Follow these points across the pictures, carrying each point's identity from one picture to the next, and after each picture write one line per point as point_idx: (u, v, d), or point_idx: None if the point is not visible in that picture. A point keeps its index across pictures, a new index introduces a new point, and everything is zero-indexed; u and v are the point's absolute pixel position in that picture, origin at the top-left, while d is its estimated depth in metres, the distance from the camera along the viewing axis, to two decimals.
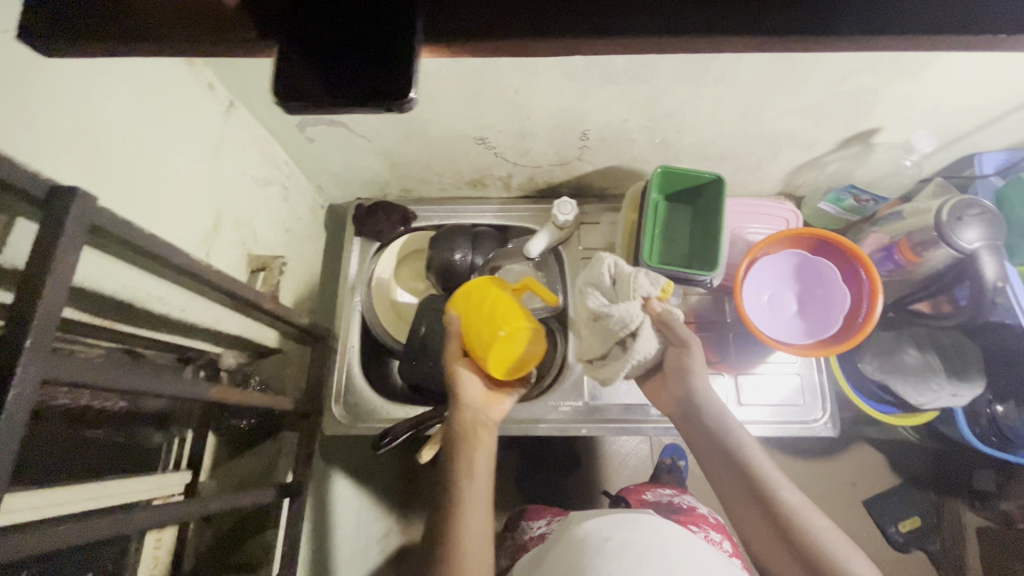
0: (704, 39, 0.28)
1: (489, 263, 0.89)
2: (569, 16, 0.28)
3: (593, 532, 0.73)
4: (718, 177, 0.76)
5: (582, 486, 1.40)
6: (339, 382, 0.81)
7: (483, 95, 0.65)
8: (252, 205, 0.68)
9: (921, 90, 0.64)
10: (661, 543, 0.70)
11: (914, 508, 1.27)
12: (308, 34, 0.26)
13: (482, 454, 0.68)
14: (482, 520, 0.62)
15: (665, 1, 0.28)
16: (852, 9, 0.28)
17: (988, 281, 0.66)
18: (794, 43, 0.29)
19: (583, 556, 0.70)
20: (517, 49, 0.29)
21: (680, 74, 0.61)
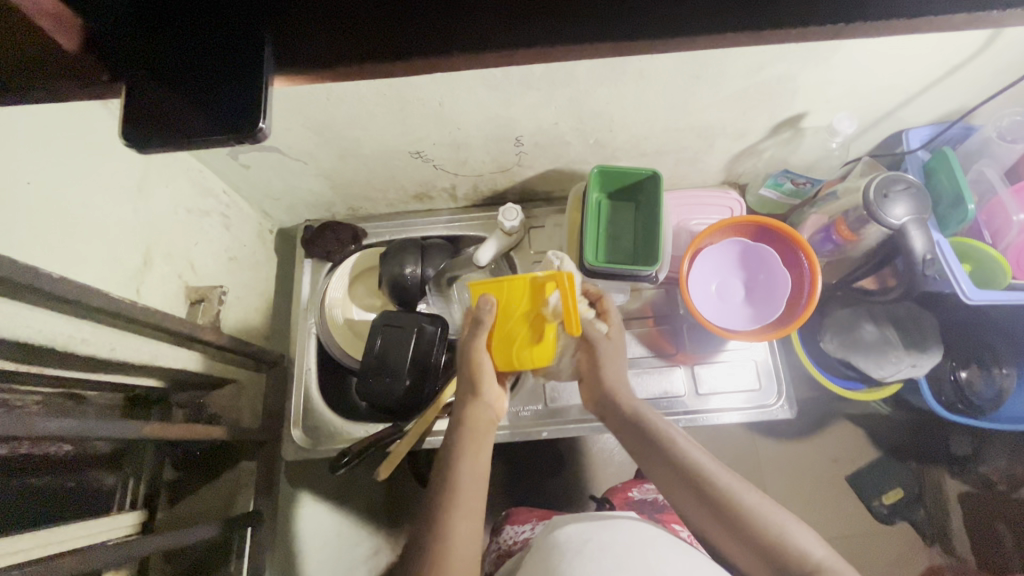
0: (562, 47, 0.29)
1: (445, 273, 0.87)
2: (427, 34, 0.28)
3: (574, 535, 0.73)
4: (655, 172, 0.77)
5: (567, 489, 1.40)
6: (297, 407, 0.81)
7: (408, 109, 0.65)
8: (188, 237, 0.68)
9: (836, 72, 0.65)
10: (639, 544, 0.70)
11: (895, 480, 1.28)
12: (160, 67, 0.27)
13: (479, 447, 0.63)
14: (473, 519, 0.58)
15: (521, 13, 0.28)
16: (702, 5, 0.28)
17: (918, 254, 0.67)
18: (654, 45, 0.30)
19: (561, 558, 0.69)
20: (382, 70, 0.29)
21: (598, 74, 0.62)
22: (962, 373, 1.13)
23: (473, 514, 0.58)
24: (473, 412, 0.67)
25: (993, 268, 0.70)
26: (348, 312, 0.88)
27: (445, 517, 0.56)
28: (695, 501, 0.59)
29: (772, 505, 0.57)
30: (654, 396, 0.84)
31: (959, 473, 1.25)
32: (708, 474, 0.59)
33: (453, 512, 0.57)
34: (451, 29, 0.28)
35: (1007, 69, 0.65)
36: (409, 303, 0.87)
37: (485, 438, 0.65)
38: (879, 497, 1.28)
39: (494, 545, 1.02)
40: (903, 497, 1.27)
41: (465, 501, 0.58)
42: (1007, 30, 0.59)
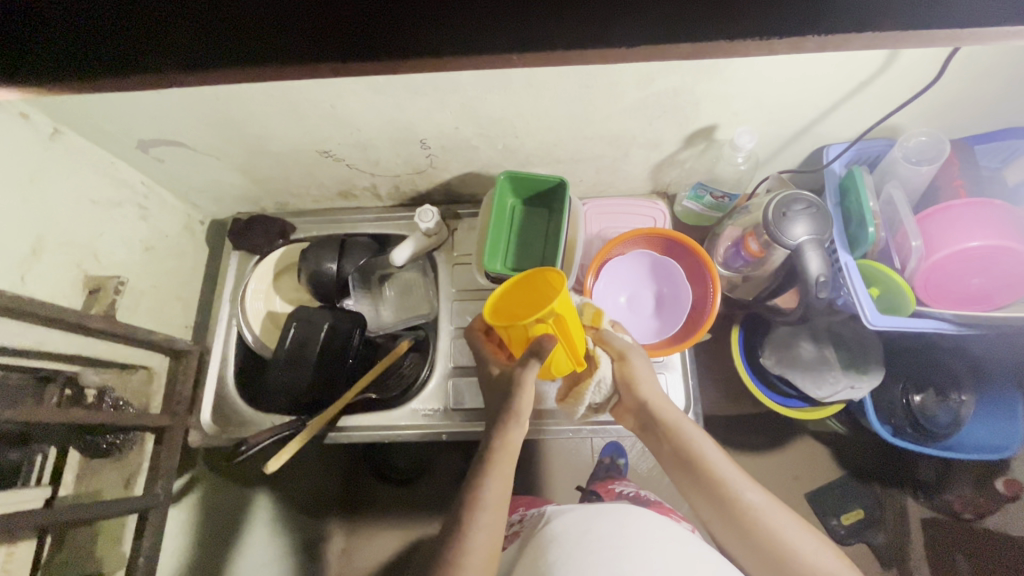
0: (308, 67, 0.28)
1: (378, 271, 0.92)
2: (158, 49, 0.28)
3: (572, 526, 0.71)
4: (562, 180, 0.76)
5: (520, 489, 1.41)
6: (210, 395, 0.84)
7: (301, 110, 0.66)
8: (93, 226, 0.70)
9: (733, 86, 0.63)
10: (640, 534, 0.69)
11: (856, 501, 1.23)
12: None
13: (500, 470, 0.62)
14: (489, 549, 0.58)
15: (265, 29, 0.28)
16: (463, 24, 0.28)
17: (812, 276, 0.65)
18: (423, 65, 0.29)
19: (563, 551, 0.68)
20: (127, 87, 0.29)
21: (482, 82, 0.61)
22: (916, 398, 1.09)
23: (488, 542, 0.58)
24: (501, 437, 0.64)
25: (899, 293, 0.67)
26: (270, 304, 0.90)
27: (460, 548, 0.57)
28: (726, 519, 0.62)
29: (800, 522, 0.60)
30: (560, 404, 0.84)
31: (923, 499, 1.21)
32: (741, 490, 0.62)
33: (471, 529, 0.58)
34: (185, 44, 0.28)
35: (911, 89, 0.63)
36: (328, 299, 0.88)
37: (512, 459, 0.63)
38: (839, 517, 1.22)
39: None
40: (863, 517, 1.23)
41: (481, 527, 0.58)
42: (901, 52, 0.56)
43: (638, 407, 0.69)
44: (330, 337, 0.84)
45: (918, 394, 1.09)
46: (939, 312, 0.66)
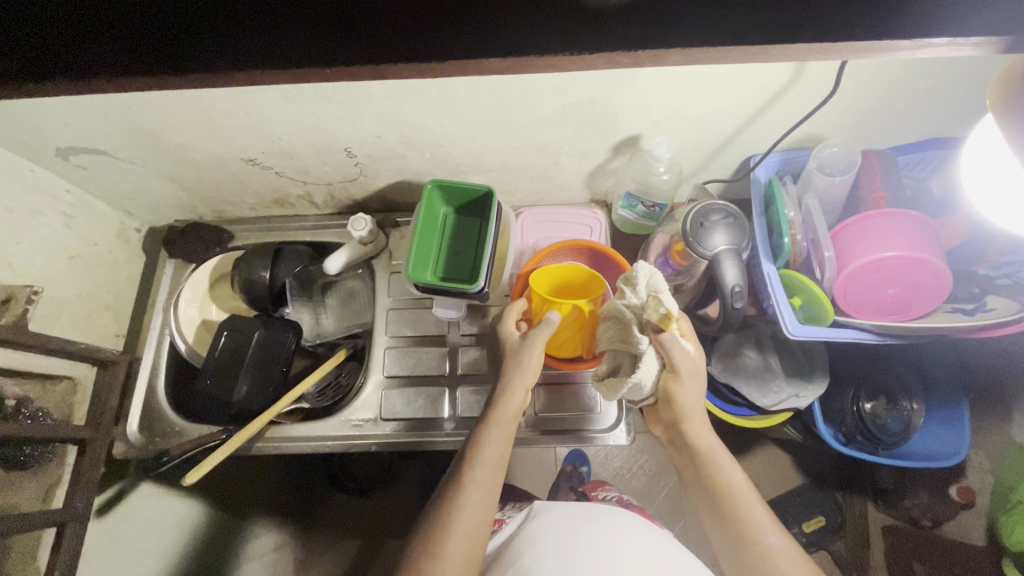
0: None
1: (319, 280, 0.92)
2: None
3: (559, 524, 0.70)
4: (489, 189, 0.76)
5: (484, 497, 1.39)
6: (139, 404, 0.83)
7: (216, 118, 0.65)
8: (7, 235, 0.69)
9: (647, 96, 0.63)
10: (623, 539, 0.68)
11: (816, 508, 1.23)
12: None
13: (500, 439, 0.62)
14: (481, 522, 0.57)
15: None
16: None
17: (728, 287, 0.65)
18: None
19: (543, 549, 0.67)
20: None
21: (393, 91, 0.61)
22: (867, 406, 1.07)
23: (480, 509, 0.58)
24: (505, 400, 0.64)
25: (818, 304, 0.67)
26: (205, 312, 0.89)
27: (449, 515, 0.57)
28: (740, 563, 0.59)
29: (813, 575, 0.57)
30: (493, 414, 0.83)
31: (884, 506, 1.20)
32: (762, 530, 0.59)
33: (465, 490, 0.58)
34: None
35: (818, 100, 0.63)
36: (263, 308, 0.87)
37: (509, 418, 0.63)
38: (800, 525, 1.22)
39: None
40: (824, 525, 1.22)
41: (471, 495, 0.58)
42: (809, 64, 0.56)
43: (674, 428, 0.68)
44: (259, 347, 0.83)
45: (869, 401, 1.07)
46: (858, 323, 0.66)
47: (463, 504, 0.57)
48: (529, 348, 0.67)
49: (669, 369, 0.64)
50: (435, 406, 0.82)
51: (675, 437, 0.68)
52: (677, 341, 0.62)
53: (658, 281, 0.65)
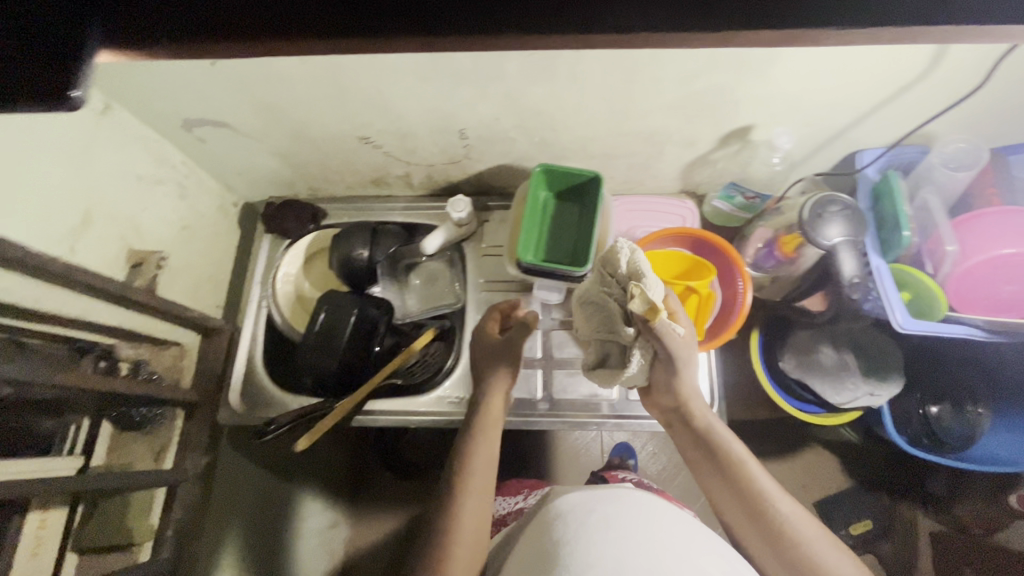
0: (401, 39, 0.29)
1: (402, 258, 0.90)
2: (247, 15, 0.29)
3: (578, 504, 0.68)
4: (597, 175, 0.77)
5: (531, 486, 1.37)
6: (239, 374, 0.85)
7: (346, 95, 0.67)
8: (137, 203, 0.71)
9: (775, 86, 0.64)
10: (644, 517, 0.65)
11: (864, 511, 1.23)
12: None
13: (489, 436, 0.69)
14: (479, 526, 0.64)
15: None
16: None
17: (845, 277, 0.65)
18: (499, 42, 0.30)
19: (566, 530, 0.63)
20: (209, 51, 0.30)
21: (528, 73, 0.62)
22: (933, 409, 1.08)
23: (480, 505, 0.65)
24: (484, 412, 0.71)
25: (926, 294, 0.68)
26: (300, 287, 0.91)
27: (452, 524, 0.62)
28: (759, 535, 0.63)
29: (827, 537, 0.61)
30: (585, 398, 0.83)
31: (933, 512, 1.20)
32: (769, 496, 0.63)
33: (461, 497, 0.64)
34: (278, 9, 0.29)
35: (957, 94, 0.63)
36: (357, 286, 0.89)
37: (493, 418, 0.71)
38: (846, 527, 1.22)
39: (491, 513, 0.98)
40: (871, 528, 1.22)
41: (471, 486, 0.65)
42: (951, 49, 0.56)
43: (673, 417, 0.71)
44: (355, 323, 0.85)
45: (933, 405, 1.08)
46: (969, 319, 0.66)
47: (463, 510, 0.63)
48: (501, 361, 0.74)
49: (662, 356, 0.61)
50: (529, 386, 0.84)
51: (676, 425, 0.72)
52: (665, 329, 0.58)
53: (639, 260, 0.60)
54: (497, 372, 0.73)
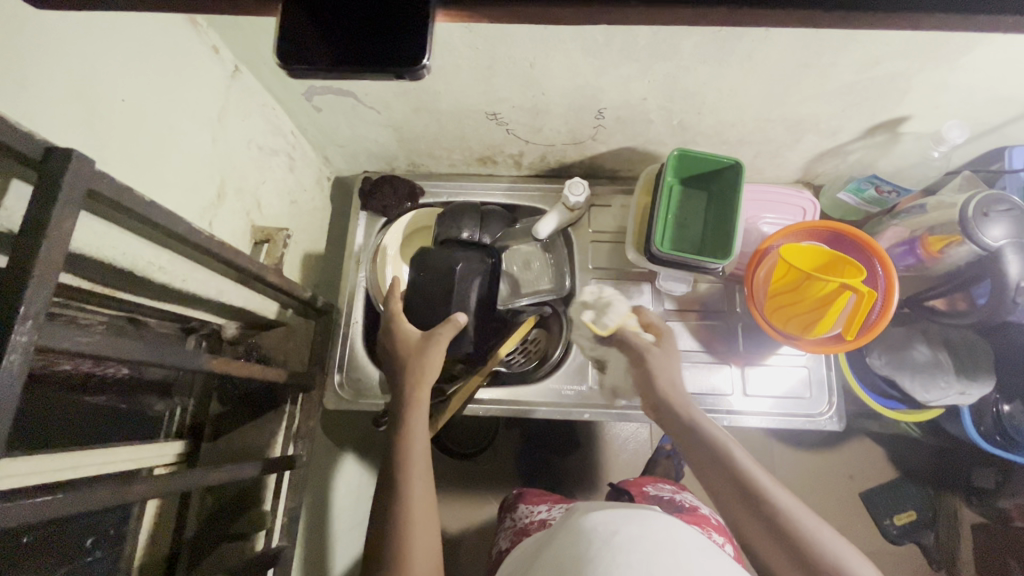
0: (747, 12, 0.26)
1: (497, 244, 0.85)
2: None
3: (601, 523, 0.62)
4: (737, 162, 0.73)
5: (573, 477, 1.24)
6: (342, 355, 0.83)
7: (495, 68, 0.62)
8: (256, 174, 0.66)
9: (958, 77, 0.61)
10: (672, 540, 0.59)
11: (910, 501, 1.17)
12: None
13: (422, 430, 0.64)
14: (429, 527, 0.59)
15: None
16: None
17: (1012, 280, 0.62)
18: (849, 21, 0.27)
19: (587, 548, 0.58)
20: (525, 17, 0.27)
21: (704, 52, 0.58)
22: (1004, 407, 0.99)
23: (426, 508, 0.60)
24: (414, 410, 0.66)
25: None
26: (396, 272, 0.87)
27: (407, 525, 0.57)
28: (765, 537, 0.53)
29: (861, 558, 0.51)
30: (701, 391, 0.82)
31: (977, 504, 1.14)
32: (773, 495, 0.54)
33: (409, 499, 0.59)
34: None
35: None
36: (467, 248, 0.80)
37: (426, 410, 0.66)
38: (891, 517, 1.17)
39: (509, 523, 0.92)
40: (915, 519, 1.16)
41: (415, 486, 0.60)
42: None
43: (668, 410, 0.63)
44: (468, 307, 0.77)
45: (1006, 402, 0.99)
46: None
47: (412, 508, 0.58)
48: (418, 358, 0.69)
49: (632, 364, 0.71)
50: None
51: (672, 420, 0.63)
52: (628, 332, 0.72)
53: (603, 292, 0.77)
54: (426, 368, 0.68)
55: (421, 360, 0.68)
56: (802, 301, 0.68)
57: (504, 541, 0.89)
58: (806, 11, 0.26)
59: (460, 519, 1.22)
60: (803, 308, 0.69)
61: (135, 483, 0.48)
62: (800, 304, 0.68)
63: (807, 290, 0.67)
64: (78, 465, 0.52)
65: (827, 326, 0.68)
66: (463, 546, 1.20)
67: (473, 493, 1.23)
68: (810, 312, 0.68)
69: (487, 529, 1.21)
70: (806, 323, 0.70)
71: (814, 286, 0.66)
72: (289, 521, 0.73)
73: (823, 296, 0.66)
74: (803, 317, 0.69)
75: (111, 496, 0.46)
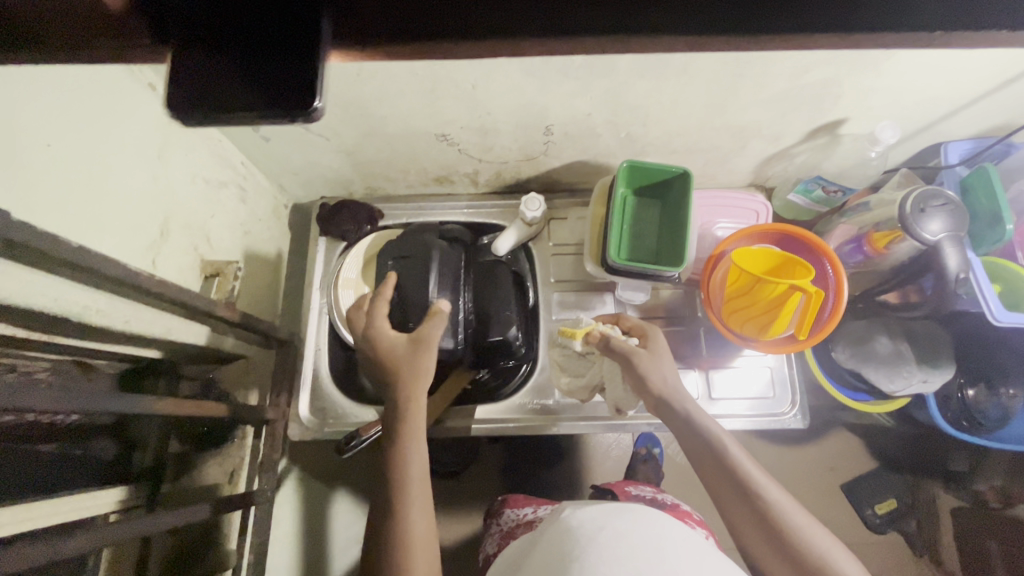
0: (635, 38, 0.27)
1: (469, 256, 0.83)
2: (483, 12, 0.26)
3: (588, 520, 0.61)
4: (685, 170, 0.75)
5: (557, 489, 1.24)
6: (304, 385, 0.80)
7: (439, 91, 0.63)
8: (205, 209, 0.66)
9: (884, 81, 0.63)
10: (657, 533, 0.59)
11: (888, 489, 1.18)
12: (224, 20, 0.25)
13: (420, 449, 0.64)
14: (428, 541, 0.60)
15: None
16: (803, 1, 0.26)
17: (951, 272, 0.65)
18: (743, 44, 0.28)
19: (573, 547, 0.57)
20: (430, 52, 0.27)
21: (640, 69, 0.60)
22: (970, 391, 1.01)
23: (427, 536, 0.60)
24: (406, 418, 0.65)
25: (1018, 291, 0.70)
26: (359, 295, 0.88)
27: (403, 555, 0.58)
28: (771, 552, 0.54)
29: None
30: None
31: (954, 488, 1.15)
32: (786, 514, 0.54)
33: (410, 513, 0.60)
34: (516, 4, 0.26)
35: None
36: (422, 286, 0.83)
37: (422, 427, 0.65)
38: (872, 507, 1.18)
39: (495, 527, 0.91)
40: (896, 507, 1.17)
41: (415, 510, 0.60)
42: None
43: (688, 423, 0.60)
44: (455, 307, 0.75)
45: (971, 386, 1.01)
46: None
47: (412, 521, 0.60)
48: (416, 362, 0.66)
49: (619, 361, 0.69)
50: None
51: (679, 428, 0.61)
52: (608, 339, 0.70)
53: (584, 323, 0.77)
54: (419, 369, 0.66)
55: (415, 364, 0.66)
56: (757, 300, 0.69)
57: (491, 546, 0.88)
58: (698, 37, 0.27)
59: (446, 541, 1.20)
60: (756, 308, 0.69)
61: (81, 535, 0.47)
62: (755, 303, 0.69)
63: (761, 288, 0.67)
64: (22, 518, 0.51)
65: (780, 325, 0.69)
66: (449, 568, 1.18)
67: (456, 513, 1.22)
68: (767, 315, 0.69)
69: (475, 548, 1.19)
70: (762, 323, 0.70)
71: (767, 284, 0.66)
72: (254, 559, 0.71)
73: (776, 293, 0.67)
74: (757, 318, 0.70)
75: (54, 551, 0.44)
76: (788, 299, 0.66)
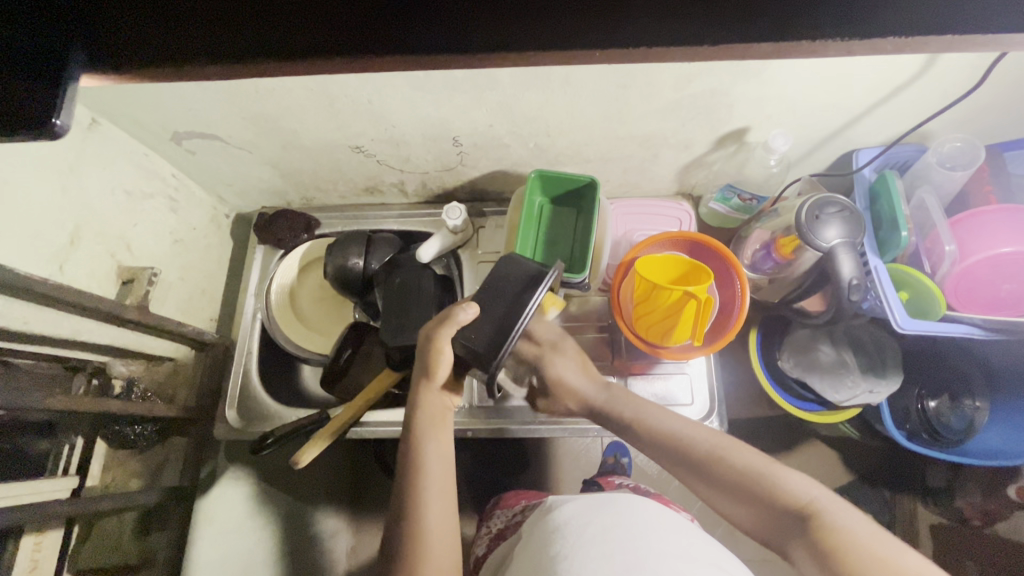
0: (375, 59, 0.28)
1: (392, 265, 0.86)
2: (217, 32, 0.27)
3: (573, 516, 0.62)
4: (593, 180, 0.77)
5: None
6: (235, 386, 0.84)
7: (337, 106, 0.66)
8: (126, 218, 0.70)
9: (767, 91, 0.64)
10: (657, 523, 0.60)
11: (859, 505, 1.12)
12: None
13: (440, 438, 0.59)
14: (449, 522, 0.57)
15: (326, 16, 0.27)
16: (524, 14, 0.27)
17: (845, 279, 0.65)
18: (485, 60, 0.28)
19: (558, 546, 0.58)
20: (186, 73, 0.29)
21: (522, 81, 0.62)
22: (930, 404, 0.95)
23: (445, 522, 0.56)
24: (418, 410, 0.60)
25: (928, 297, 0.68)
26: (295, 299, 0.91)
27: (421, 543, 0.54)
28: (722, 495, 0.56)
29: (819, 489, 0.53)
30: None
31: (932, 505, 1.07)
32: (720, 453, 0.56)
33: (425, 507, 0.56)
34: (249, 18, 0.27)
35: (956, 92, 0.63)
36: (348, 292, 0.86)
37: (438, 417, 0.60)
38: None
39: (487, 527, 0.88)
40: None
41: (432, 492, 0.57)
42: (940, 57, 0.57)
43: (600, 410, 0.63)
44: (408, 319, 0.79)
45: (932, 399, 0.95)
46: (969, 318, 0.65)
47: (430, 509, 0.56)
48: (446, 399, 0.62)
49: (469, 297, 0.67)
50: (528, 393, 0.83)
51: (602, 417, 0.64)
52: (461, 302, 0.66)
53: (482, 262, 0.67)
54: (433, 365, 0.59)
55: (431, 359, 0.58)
56: (655, 307, 0.70)
57: (483, 546, 0.85)
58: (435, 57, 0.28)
59: None
60: (654, 315, 0.70)
61: None
62: (653, 311, 0.70)
63: (655, 296, 0.69)
64: None
65: (681, 331, 0.70)
66: None
67: None
68: (666, 321, 0.70)
69: None
70: (663, 329, 0.71)
71: (659, 292, 0.68)
72: None
73: (670, 301, 0.67)
74: (659, 325, 0.71)
75: None
76: (681, 306, 0.67)
